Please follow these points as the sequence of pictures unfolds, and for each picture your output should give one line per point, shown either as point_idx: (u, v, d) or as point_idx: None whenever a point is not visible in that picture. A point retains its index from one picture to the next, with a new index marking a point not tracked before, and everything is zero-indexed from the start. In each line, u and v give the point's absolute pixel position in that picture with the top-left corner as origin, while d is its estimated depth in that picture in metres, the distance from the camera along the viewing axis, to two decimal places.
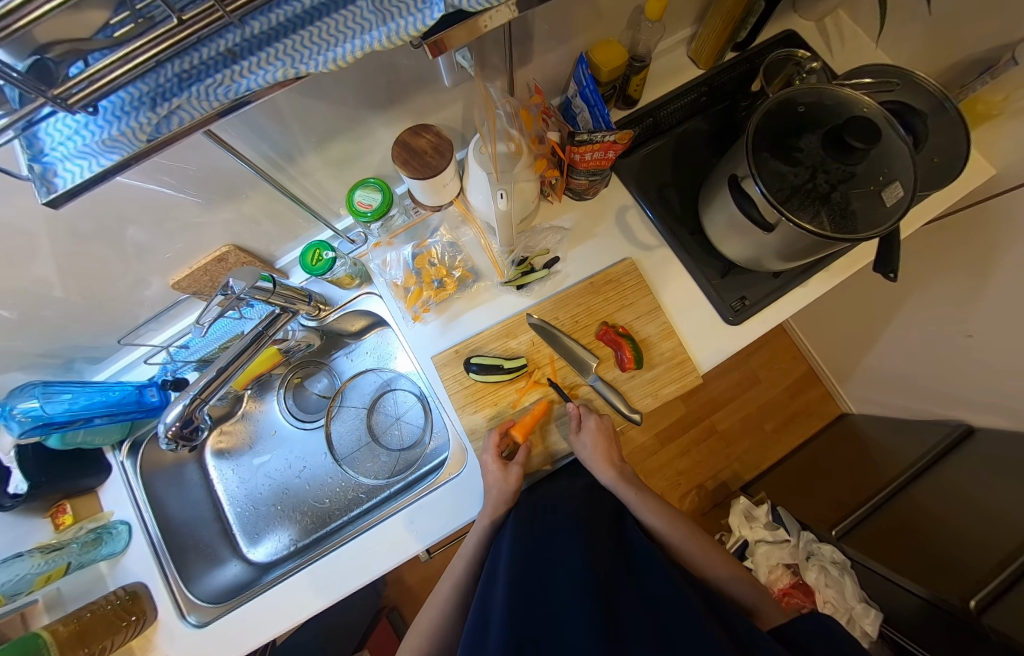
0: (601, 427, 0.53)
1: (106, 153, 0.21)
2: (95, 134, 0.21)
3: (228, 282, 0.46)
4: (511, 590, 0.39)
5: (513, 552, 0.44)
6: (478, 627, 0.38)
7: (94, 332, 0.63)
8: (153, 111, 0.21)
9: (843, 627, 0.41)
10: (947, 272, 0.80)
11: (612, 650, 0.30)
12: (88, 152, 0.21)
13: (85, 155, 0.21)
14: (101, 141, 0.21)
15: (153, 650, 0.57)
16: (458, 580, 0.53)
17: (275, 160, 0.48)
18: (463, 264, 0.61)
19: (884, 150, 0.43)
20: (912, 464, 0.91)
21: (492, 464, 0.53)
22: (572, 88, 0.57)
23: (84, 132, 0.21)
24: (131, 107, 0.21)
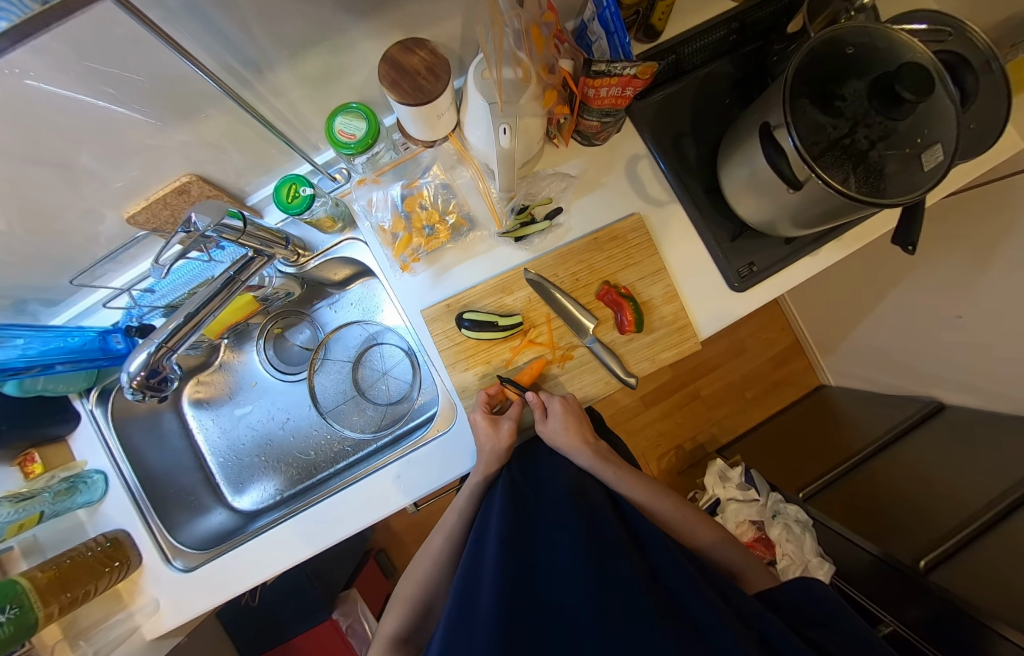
0: (566, 406, 0.52)
1: None
2: None
3: (189, 217, 0.40)
4: (503, 547, 0.39)
5: (505, 508, 0.44)
6: (469, 579, 0.38)
7: (45, 271, 0.57)
8: None
9: (824, 586, 0.43)
10: (952, 250, 0.79)
11: (603, 604, 0.31)
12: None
13: None
14: None
15: (141, 592, 0.58)
16: (448, 533, 0.53)
17: (240, 73, 0.41)
18: (457, 209, 0.56)
19: (933, 105, 0.39)
20: (882, 437, 0.95)
21: (483, 423, 0.51)
22: (590, 9, 0.50)
23: None
24: None
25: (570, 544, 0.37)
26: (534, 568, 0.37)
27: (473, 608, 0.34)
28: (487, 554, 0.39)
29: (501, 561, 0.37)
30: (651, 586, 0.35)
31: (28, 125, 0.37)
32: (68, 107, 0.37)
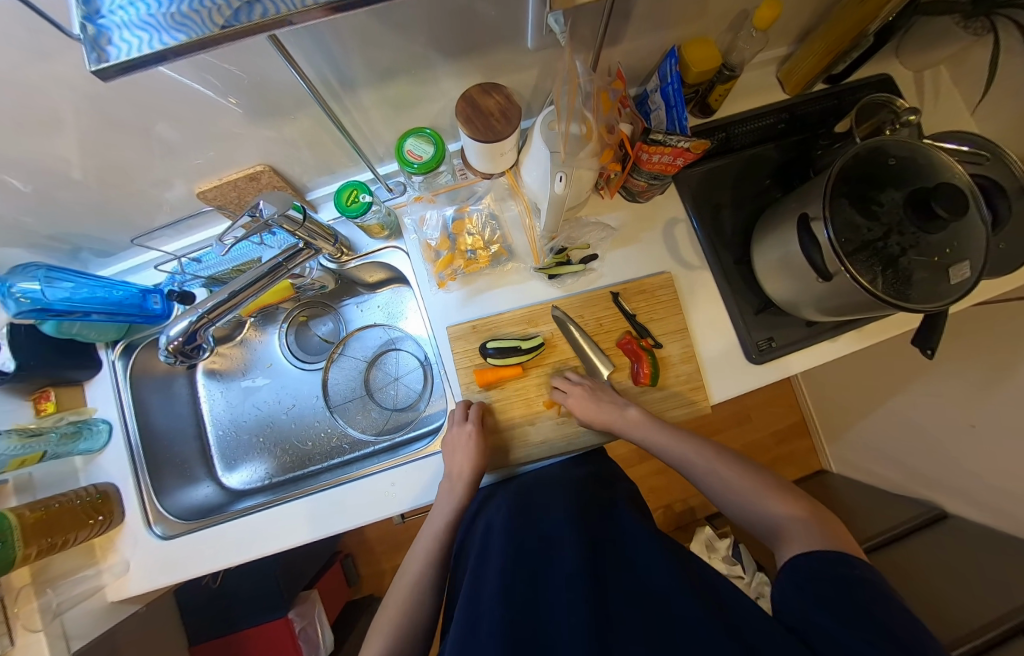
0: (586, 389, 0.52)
1: (170, 32, 0.20)
2: (162, 7, 0.20)
3: (258, 203, 0.44)
4: (507, 573, 0.40)
5: (503, 530, 0.46)
6: (470, 600, 0.39)
7: (108, 225, 0.60)
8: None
9: None
10: (971, 357, 0.79)
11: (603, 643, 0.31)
12: (151, 24, 0.20)
13: (148, 28, 0.20)
14: (169, 17, 0.20)
15: (115, 551, 0.59)
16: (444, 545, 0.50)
17: (332, 86, 0.45)
18: (500, 240, 0.59)
19: (965, 224, 0.41)
20: (877, 533, 0.93)
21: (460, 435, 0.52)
22: (655, 82, 0.54)
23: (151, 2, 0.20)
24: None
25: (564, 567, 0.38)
26: (529, 595, 0.37)
27: (476, 627, 0.36)
28: (488, 588, 0.39)
29: (500, 596, 0.37)
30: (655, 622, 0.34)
31: (141, 101, 0.41)
32: (180, 92, 0.41)
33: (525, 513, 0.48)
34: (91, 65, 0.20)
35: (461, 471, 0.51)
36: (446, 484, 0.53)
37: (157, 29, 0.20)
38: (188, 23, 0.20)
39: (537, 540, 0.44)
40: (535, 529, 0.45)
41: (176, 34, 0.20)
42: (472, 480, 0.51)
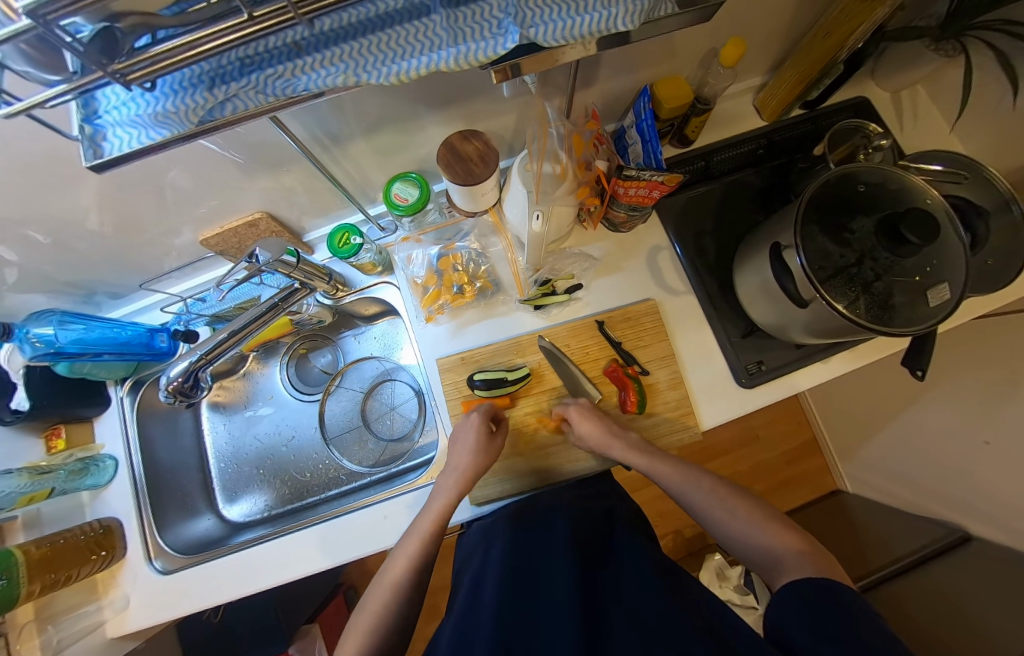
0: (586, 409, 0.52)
1: (155, 128, 0.23)
2: (147, 107, 0.23)
3: (255, 252, 0.47)
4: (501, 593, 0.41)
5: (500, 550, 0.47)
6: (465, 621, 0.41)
7: (120, 271, 0.64)
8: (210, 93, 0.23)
9: None
10: (978, 370, 0.77)
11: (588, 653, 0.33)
12: (139, 123, 0.23)
13: (136, 125, 0.23)
14: (153, 116, 0.23)
15: (115, 587, 0.60)
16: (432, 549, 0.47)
17: (322, 141, 0.48)
18: (486, 274, 0.61)
19: (939, 248, 0.41)
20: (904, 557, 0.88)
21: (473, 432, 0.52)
22: (630, 118, 0.56)
23: (135, 103, 0.23)
24: (188, 85, 0.23)
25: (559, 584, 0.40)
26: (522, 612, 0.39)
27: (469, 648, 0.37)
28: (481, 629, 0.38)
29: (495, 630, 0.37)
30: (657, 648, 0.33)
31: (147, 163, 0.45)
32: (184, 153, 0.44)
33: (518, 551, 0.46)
34: (86, 159, 0.23)
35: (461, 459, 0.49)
36: (446, 476, 0.51)
37: (144, 125, 0.23)
38: (170, 119, 0.23)
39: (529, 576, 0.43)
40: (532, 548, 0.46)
41: (159, 129, 0.23)
42: (470, 472, 0.49)
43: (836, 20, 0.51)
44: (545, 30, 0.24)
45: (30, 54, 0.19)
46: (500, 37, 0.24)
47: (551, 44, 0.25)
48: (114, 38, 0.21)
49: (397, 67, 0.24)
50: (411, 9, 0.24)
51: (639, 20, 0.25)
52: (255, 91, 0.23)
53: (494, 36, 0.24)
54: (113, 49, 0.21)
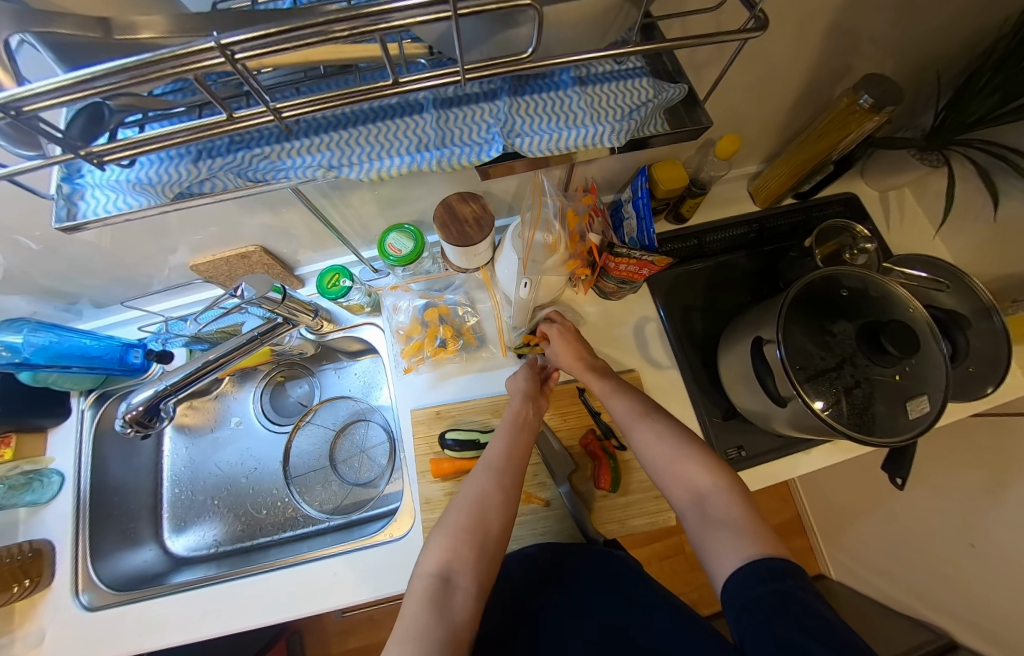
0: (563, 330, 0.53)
1: (135, 196, 0.23)
2: (128, 174, 0.23)
3: (240, 286, 0.47)
4: None
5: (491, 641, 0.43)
6: None
7: (107, 283, 0.64)
8: (194, 166, 0.23)
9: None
10: (965, 468, 0.76)
11: None
12: (119, 186, 0.23)
13: (115, 189, 0.23)
14: (132, 185, 0.23)
15: (32, 620, 0.55)
16: (495, 535, 0.37)
17: (323, 189, 0.49)
18: (472, 328, 0.61)
19: (923, 357, 0.42)
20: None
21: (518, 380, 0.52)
22: (627, 194, 0.58)
23: (119, 168, 0.23)
24: (176, 157, 0.24)
25: None
26: None
27: None
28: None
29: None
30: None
31: None
32: None
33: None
34: (58, 219, 0.23)
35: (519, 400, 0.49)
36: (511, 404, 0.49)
37: (121, 191, 0.23)
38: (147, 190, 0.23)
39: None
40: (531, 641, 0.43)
41: (138, 197, 0.23)
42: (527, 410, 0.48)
43: (827, 126, 0.54)
44: (530, 141, 0.25)
45: (10, 132, 0.20)
46: (484, 144, 0.25)
47: (536, 153, 0.26)
48: (101, 115, 0.21)
49: (380, 163, 0.24)
50: (404, 111, 0.25)
51: (624, 138, 0.27)
52: (235, 172, 0.24)
53: (480, 142, 0.25)
54: (100, 123, 0.21)
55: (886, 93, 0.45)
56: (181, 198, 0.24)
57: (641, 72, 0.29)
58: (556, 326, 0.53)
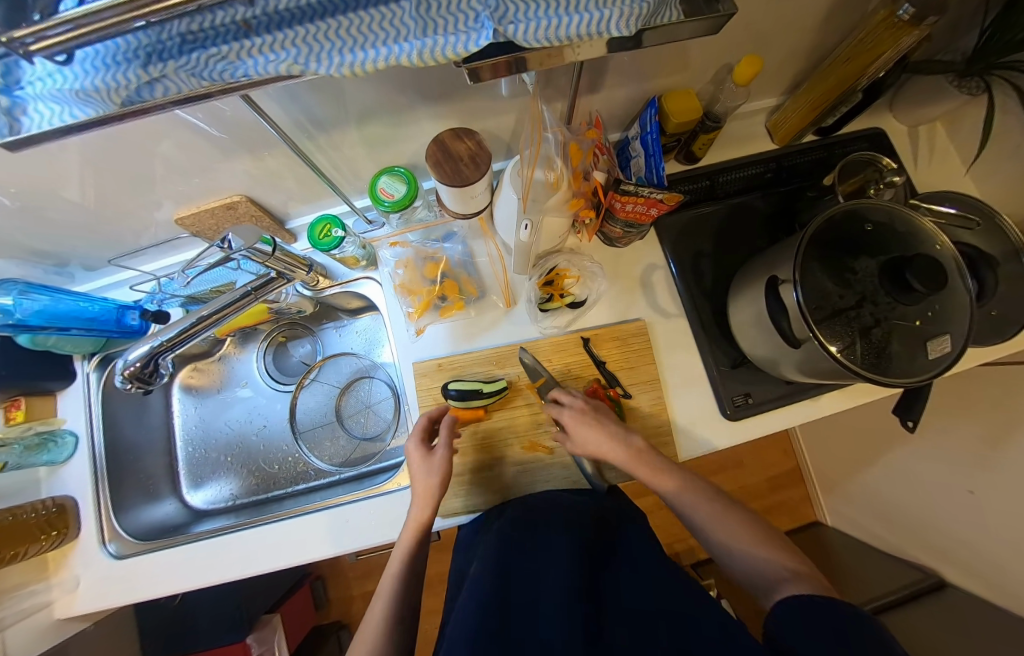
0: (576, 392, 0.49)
1: (81, 105, 0.20)
2: (69, 79, 0.20)
3: (227, 237, 0.44)
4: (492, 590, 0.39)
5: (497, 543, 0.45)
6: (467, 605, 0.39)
7: (93, 243, 0.62)
8: (144, 70, 0.20)
9: None
10: (972, 418, 0.75)
11: None
12: (62, 96, 0.20)
13: (58, 100, 0.20)
14: (74, 91, 0.20)
15: (65, 567, 0.59)
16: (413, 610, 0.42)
17: (305, 127, 0.45)
18: (472, 279, 0.59)
19: (948, 295, 0.39)
20: (880, 595, 0.85)
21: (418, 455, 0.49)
22: (634, 130, 0.54)
23: (59, 73, 0.20)
24: (121, 58, 0.20)
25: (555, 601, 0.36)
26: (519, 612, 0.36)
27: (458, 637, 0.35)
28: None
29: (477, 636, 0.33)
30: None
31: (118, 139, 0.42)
32: (160, 127, 0.42)
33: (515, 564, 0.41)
34: (1, 135, 0.20)
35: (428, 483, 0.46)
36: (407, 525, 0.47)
37: (66, 100, 0.20)
38: (95, 98, 0.20)
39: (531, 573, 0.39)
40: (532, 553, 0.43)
41: (85, 107, 0.21)
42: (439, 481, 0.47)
43: (858, 46, 0.48)
44: (525, 28, 0.21)
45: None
46: (475, 32, 0.20)
47: (532, 45, 0.22)
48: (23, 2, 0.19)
49: (351, 58, 0.20)
50: None
51: (634, 26, 0.23)
52: (189, 72, 0.20)
53: (469, 29, 0.21)
54: (24, 10, 0.19)
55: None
56: (133, 107, 0.21)
57: None
58: None
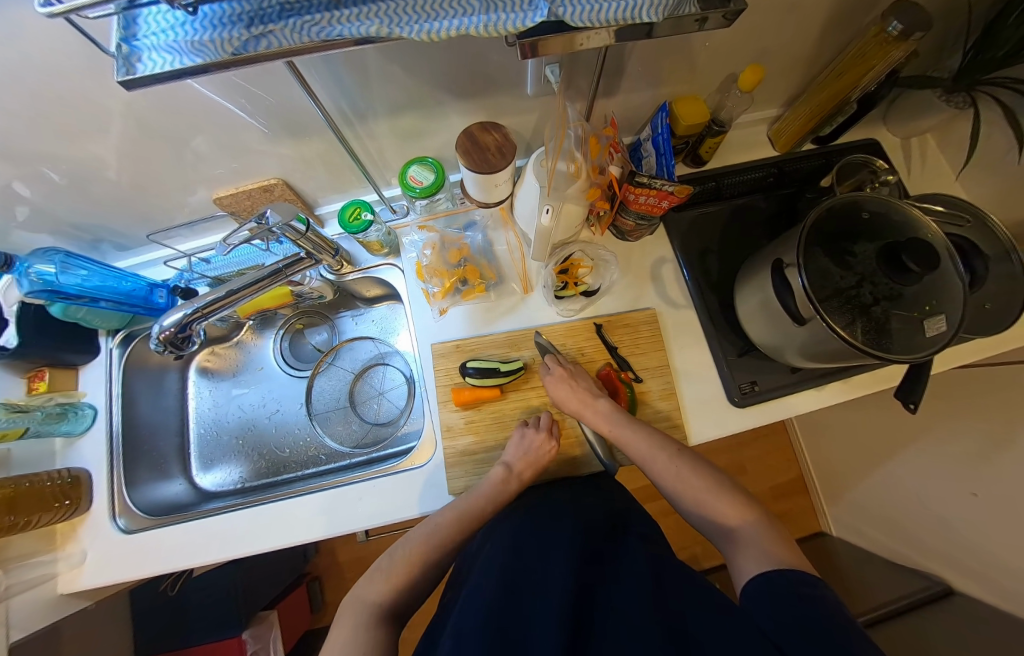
0: (564, 377, 0.52)
1: (192, 55, 0.24)
2: (186, 36, 0.24)
3: (266, 212, 0.47)
4: (504, 567, 0.38)
5: (510, 528, 0.45)
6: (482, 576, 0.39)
7: (130, 222, 0.65)
8: (249, 31, 0.24)
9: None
10: (971, 422, 0.76)
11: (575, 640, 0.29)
12: (176, 49, 0.24)
13: (172, 51, 0.24)
14: (190, 45, 0.24)
15: (74, 540, 0.58)
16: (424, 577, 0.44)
17: (346, 114, 0.49)
18: (491, 267, 0.62)
19: (941, 280, 0.41)
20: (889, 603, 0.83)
21: (540, 441, 0.51)
22: (647, 131, 0.58)
23: (177, 30, 0.25)
24: (230, 22, 0.24)
25: (553, 561, 0.37)
26: (518, 574, 0.37)
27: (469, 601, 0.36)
28: (463, 637, 0.31)
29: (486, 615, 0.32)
30: (672, 619, 0.31)
31: (173, 119, 0.46)
32: (215, 110, 0.45)
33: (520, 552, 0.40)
34: (120, 76, 0.24)
35: (525, 470, 0.49)
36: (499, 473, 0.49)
37: (178, 51, 0.24)
38: (209, 49, 0.24)
39: (536, 559, 0.39)
40: (536, 532, 0.43)
41: (194, 57, 0.24)
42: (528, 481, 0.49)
43: (852, 59, 0.53)
44: (574, 10, 0.25)
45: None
46: (530, 11, 0.24)
47: (578, 25, 0.26)
48: None
49: (429, 25, 0.24)
50: None
51: (663, 14, 0.26)
52: (292, 30, 0.24)
53: (524, 10, 0.25)
54: None
55: (919, 17, 0.43)
56: (239, 57, 0.25)
57: None
58: (555, 371, 0.53)
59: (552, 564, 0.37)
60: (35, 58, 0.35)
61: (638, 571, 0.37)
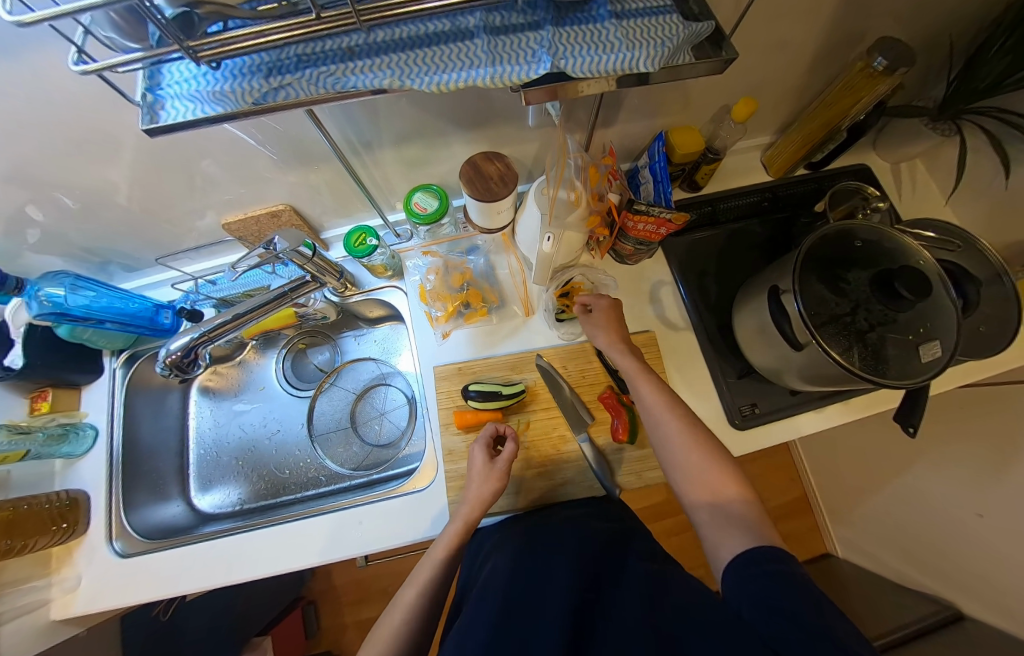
0: (609, 309, 0.54)
1: (213, 104, 0.25)
2: (208, 86, 0.26)
3: (274, 238, 0.48)
4: (506, 590, 0.38)
5: (511, 550, 0.44)
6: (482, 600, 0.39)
7: (140, 245, 0.66)
8: (267, 81, 0.25)
9: None
10: (974, 441, 0.76)
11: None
12: (198, 98, 0.25)
13: (194, 100, 0.25)
14: (212, 95, 0.25)
15: (69, 565, 0.57)
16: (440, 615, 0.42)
17: (354, 145, 0.51)
18: (493, 291, 0.64)
19: (934, 305, 0.42)
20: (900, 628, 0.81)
21: (483, 464, 0.49)
22: (644, 159, 0.60)
23: (198, 80, 0.26)
24: (250, 71, 0.26)
25: (554, 585, 0.38)
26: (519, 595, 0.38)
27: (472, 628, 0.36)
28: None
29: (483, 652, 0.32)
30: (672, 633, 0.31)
31: (187, 150, 0.47)
32: (228, 142, 0.47)
33: (519, 578, 0.39)
34: (144, 123, 0.25)
35: (480, 494, 0.47)
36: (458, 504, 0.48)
37: (200, 100, 0.25)
38: (228, 98, 0.25)
39: (535, 586, 0.38)
40: (537, 555, 0.43)
41: (215, 105, 0.25)
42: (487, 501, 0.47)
43: (840, 92, 0.55)
44: (575, 62, 0.27)
45: (119, 25, 0.22)
46: (534, 64, 0.26)
47: (579, 76, 0.27)
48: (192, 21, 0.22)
49: (439, 77, 0.26)
50: (456, 36, 0.27)
51: (659, 65, 0.28)
52: (308, 82, 0.25)
53: (528, 63, 0.26)
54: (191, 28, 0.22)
55: (901, 55, 0.45)
56: (257, 107, 0.26)
57: (670, 9, 0.30)
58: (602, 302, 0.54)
59: (554, 589, 0.37)
60: (59, 95, 0.36)
61: (638, 588, 0.37)
